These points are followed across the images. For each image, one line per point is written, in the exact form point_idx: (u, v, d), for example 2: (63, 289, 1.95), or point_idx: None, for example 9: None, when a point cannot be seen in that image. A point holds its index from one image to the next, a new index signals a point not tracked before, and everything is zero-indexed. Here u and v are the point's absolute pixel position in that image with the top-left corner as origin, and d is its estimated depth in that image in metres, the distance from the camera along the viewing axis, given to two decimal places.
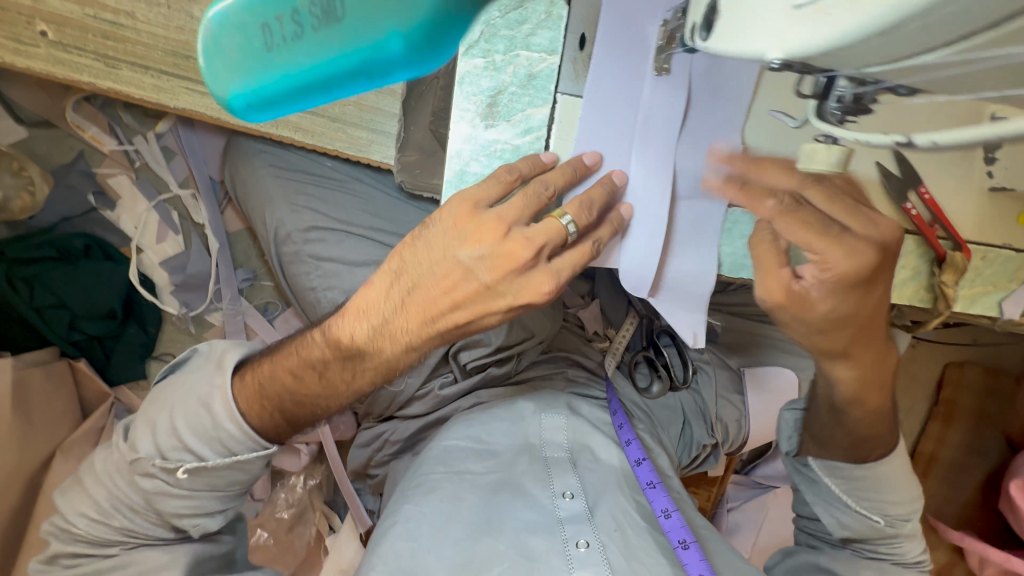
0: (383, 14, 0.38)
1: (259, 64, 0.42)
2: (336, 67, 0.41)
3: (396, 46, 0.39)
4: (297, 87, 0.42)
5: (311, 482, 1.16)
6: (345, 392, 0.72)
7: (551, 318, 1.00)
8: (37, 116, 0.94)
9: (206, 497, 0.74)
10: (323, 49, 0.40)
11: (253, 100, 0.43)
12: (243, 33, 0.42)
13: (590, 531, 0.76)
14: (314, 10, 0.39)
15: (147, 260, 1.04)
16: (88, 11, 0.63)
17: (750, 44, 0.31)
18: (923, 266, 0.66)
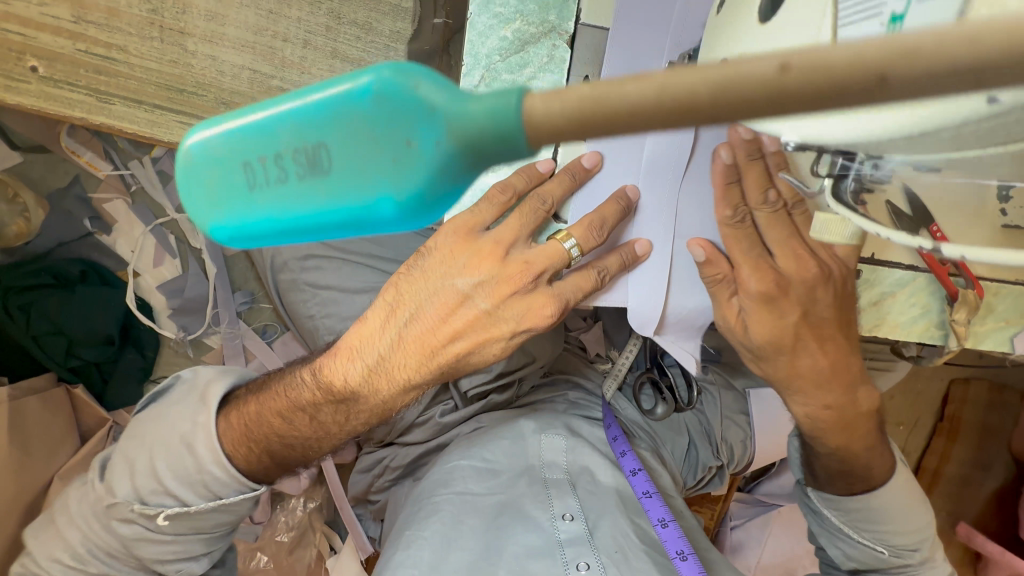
0: (380, 171, 0.27)
1: (239, 207, 0.31)
2: (323, 221, 0.30)
3: (387, 207, 0.28)
4: (281, 236, 0.32)
5: (311, 504, 1.15)
6: (337, 431, 0.70)
7: (552, 342, 0.99)
8: (31, 142, 0.93)
9: (191, 540, 0.72)
10: (304, 199, 0.29)
11: (239, 232, 0.33)
12: (224, 167, 0.31)
13: (590, 552, 0.74)
14: (300, 155, 0.28)
15: (144, 283, 1.03)
16: (79, 47, 0.62)
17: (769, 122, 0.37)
18: (934, 303, 0.65)
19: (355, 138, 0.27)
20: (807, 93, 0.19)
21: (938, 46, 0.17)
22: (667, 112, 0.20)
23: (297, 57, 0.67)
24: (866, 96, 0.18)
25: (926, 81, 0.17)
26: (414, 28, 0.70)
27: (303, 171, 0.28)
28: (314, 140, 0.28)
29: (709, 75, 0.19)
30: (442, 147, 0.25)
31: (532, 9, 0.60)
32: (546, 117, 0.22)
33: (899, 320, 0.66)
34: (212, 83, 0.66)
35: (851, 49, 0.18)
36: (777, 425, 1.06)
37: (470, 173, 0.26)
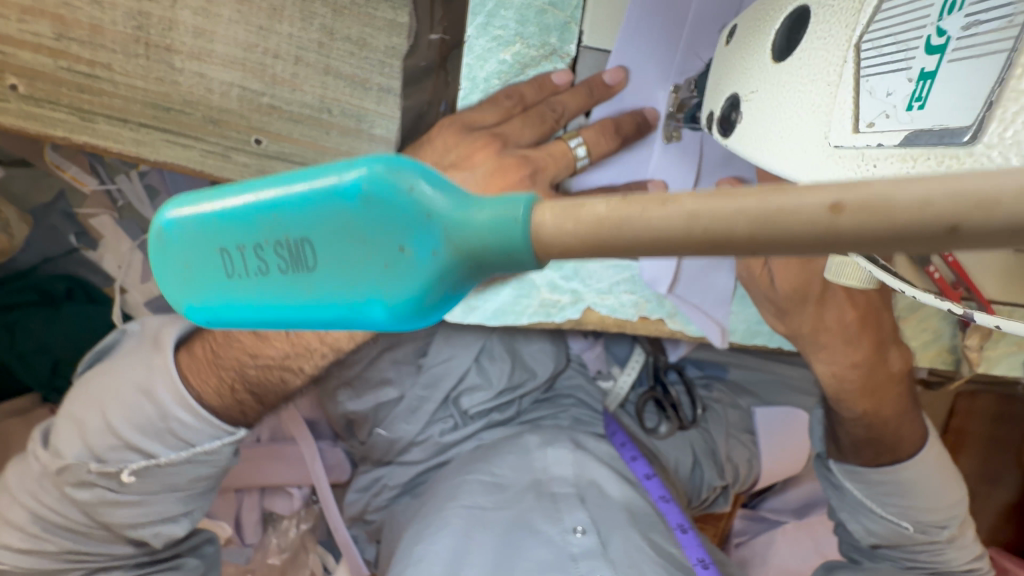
0: (371, 274, 0.26)
1: (211, 293, 0.30)
2: (306, 319, 0.29)
3: (379, 314, 0.27)
4: (255, 325, 0.30)
5: (303, 526, 1.11)
6: (317, 346, 0.69)
7: (554, 357, 0.97)
8: (15, 155, 0.89)
9: (166, 498, 0.70)
10: (296, 297, 0.28)
11: (214, 318, 0.31)
12: (198, 252, 0.30)
13: (606, 566, 0.69)
14: (283, 249, 0.28)
15: (131, 300, 0.99)
16: (59, 63, 0.59)
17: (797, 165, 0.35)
18: (946, 329, 0.63)
19: (341, 239, 0.26)
20: (868, 236, 0.18)
21: (1018, 203, 0.16)
22: (702, 244, 0.20)
23: (288, 74, 0.64)
24: (931, 245, 0.18)
25: (1004, 236, 0.17)
26: (410, 43, 0.66)
27: (298, 268, 0.28)
28: (297, 235, 0.27)
29: (752, 211, 0.19)
30: (440, 257, 0.25)
31: (533, 32, 0.64)
32: (558, 238, 0.23)
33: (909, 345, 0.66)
34: (201, 100, 0.63)
35: (916, 191, 0.17)
36: (785, 441, 1.04)
37: (470, 281, 0.26)
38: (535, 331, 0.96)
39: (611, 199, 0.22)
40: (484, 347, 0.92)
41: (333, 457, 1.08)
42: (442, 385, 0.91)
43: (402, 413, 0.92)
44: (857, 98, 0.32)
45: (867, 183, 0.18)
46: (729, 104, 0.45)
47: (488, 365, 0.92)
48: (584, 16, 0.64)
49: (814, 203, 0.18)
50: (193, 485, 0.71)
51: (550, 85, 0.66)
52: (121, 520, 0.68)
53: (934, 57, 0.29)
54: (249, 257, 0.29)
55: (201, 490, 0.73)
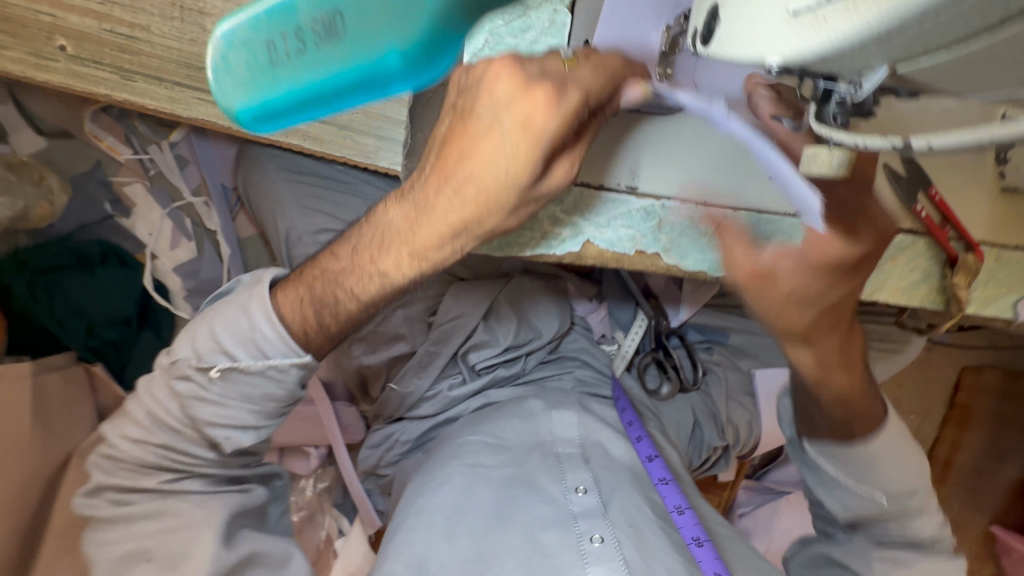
0: (385, 34, 0.44)
1: (267, 82, 0.45)
2: (335, 81, 0.45)
3: (393, 61, 0.46)
4: (298, 102, 0.46)
5: (320, 485, 1.16)
6: (374, 274, 0.62)
7: (560, 319, 1.01)
8: (57, 127, 0.96)
9: (238, 409, 0.66)
10: (325, 65, 0.44)
11: (260, 113, 0.46)
12: (248, 50, 0.44)
13: (605, 525, 0.75)
14: (317, 25, 0.43)
15: (161, 266, 1.06)
16: (104, 26, 0.65)
17: (750, 48, 0.34)
18: (934, 269, 0.65)
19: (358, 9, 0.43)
20: None
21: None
22: None
23: None
24: None
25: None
26: None
27: (321, 46, 0.44)
28: (328, 10, 0.42)
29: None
30: (432, 21, 0.46)
31: None
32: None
33: (899, 285, 0.66)
34: None
35: None
36: None
37: (448, 39, 0.48)
38: (541, 294, 1.00)
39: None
40: (493, 307, 0.96)
41: (349, 417, 1.13)
42: (452, 341, 0.95)
43: (414, 367, 0.97)
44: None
45: None
46: (708, 14, 0.39)
47: (495, 325, 0.96)
48: None
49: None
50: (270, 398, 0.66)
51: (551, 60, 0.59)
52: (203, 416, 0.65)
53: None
54: (285, 46, 0.44)
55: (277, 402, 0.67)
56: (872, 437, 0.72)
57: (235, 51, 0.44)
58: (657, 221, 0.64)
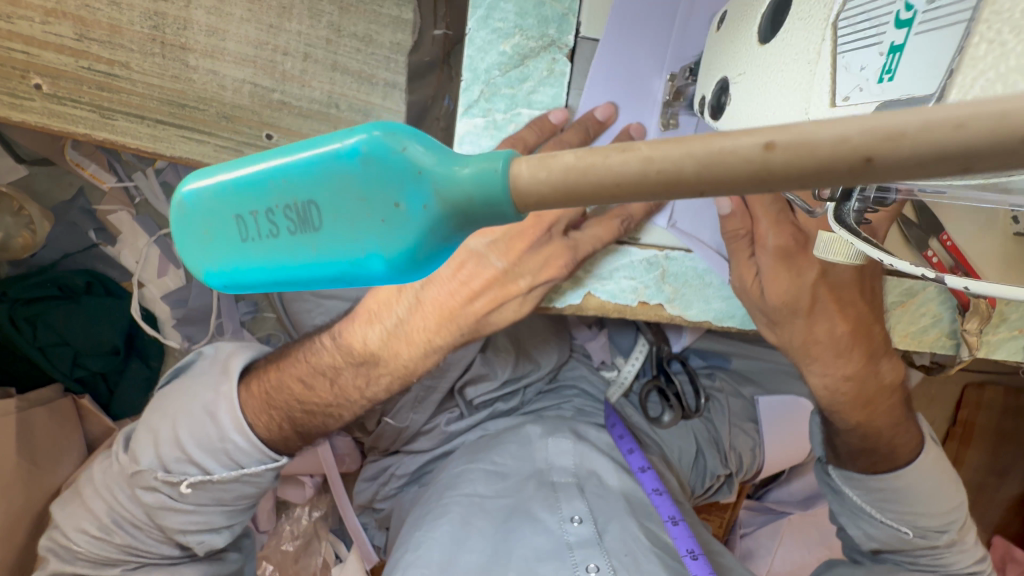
0: (371, 230, 0.26)
1: (230, 260, 0.29)
2: (314, 278, 0.28)
3: (379, 267, 0.27)
4: (271, 288, 0.30)
5: (316, 513, 1.14)
6: (358, 398, 0.69)
7: (558, 349, 0.99)
8: (37, 154, 0.93)
9: (213, 512, 0.71)
10: (294, 253, 0.28)
11: (232, 282, 0.31)
12: (217, 220, 0.29)
13: (601, 555, 0.71)
14: (291, 212, 0.27)
15: (148, 294, 1.03)
16: (81, 63, 0.62)
17: None
18: (945, 313, 0.65)
19: (344, 198, 0.26)
20: (797, 172, 0.19)
21: (922, 136, 0.17)
22: (660, 185, 0.21)
23: (297, 70, 0.67)
24: (851, 177, 0.19)
25: (913, 167, 0.18)
26: (414, 39, 0.71)
27: (293, 227, 0.27)
28: (303, 197, 0.27)
29: (697, 154, 0.20)
30: (433, 209, 0.25)
31: (532, 23, 0.60)
32: (532, 185, 0.23)
33: (907, 330, 0.66)
34: (214, 97, 0.66)
35: (837, 130, 0.18)
36: (788, 432, 1.04)
37: (464, 232, 0.26)
38: (539, 323, 0.99)
39: (580, 150, 0.22)
40: (490, 339, 0.93)
41: (344, 447, 1.11)
42: (448, 375, 0.92)
43: (409, 403, 0.95)
44: (833, 74, 0.33)
45: (800, 124, 0.19)
46: (719, 88, 0.47)
47: (493, 357, 0.94)
48: (582, 7, 0.61)
49: (848, 154, 0.18)
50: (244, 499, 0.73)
51: (547, 123, 0.61)
52: (181, 520, 0.69)
53: (902, 31, 0.29)
54: (257, 217, 0.28)
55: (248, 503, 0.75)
56: (894, 467, 0.73)
57: (203, 219, 0.30)
58: (660, 272, 0.62)
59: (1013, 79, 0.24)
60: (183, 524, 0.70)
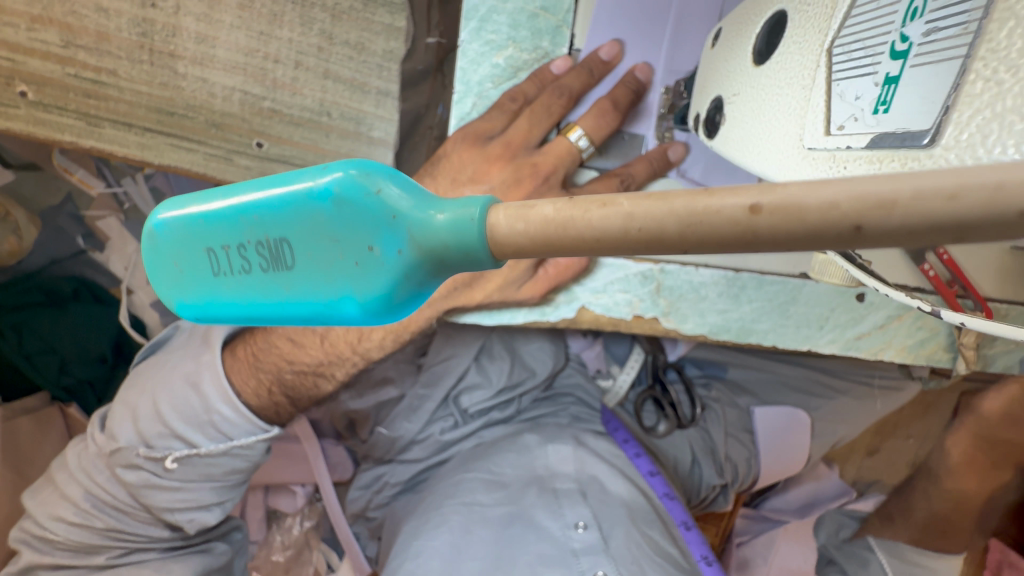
0: (344, 272, 0.25)
1: (202, 294, 0.29)
2: (286, 317, 0.28)
3: (353, 310, 0.26)
4: (245, 322, 0.29)
5: (307, 523, 1.12)
6: (350, 355, 0.68)
7: (554, 356, 0.95)
8: (25, 159, 0.90)
9: (203, 489, 0.70)
10: (266, 293, 0.27)
11: (204, 315, 0.30)
12: (188, 252, 0.29)
13: (608, 561, 0.70)
14: (263, 249, 0.27)
15: (137, 300, 1.01)
16: (67, 70, 0.61)
17: (771, 169, 0.37)
18: (941, 326, 0.62)
19: (316, 238, 0.25)
20: (779, 237, 0.19)
21: (913, 204, 0.17)
22: (640, 244, 0.21)
23: (288, 78, 0.66)
24: (840, 244, 0.18)
25: (902, 236, 0.17)
26: (407, 47, 0.69)
27: (264, 268, 0.27)
28: (275, 234, 0.26)
29: (679, 213, 0.19)
30: (408, 255, 0.24)
31: (525, 35, 0.60)
32: (513, 236, 0.22)
33: (905, 343, 0.62)
34: (203, 104, 0.65)
35: (825, 196, 0.18)
36: (787, 443, 1.02)
37: (440, 278, 0.25)
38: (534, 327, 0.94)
39: (559, 201, 0.22)
40: (484, 346, 0.91)
41: (336, 456, 1.09)
42: (443, 383, 0.90)
43: (403, 411, 0.91)
44: (828, 102, 0.32)
45: (784, 185, 0.19)
46: (713, 107, 0.47)
47: (487, 364, 0.92)
48: (575, 19, 0.60)
49: (838, 221, 0.18)
50: (237, 475, 0.71)
51: (547, 73, 0.60)
52: (169, 498, 0.68)
53: (897, 63, 0.29)
54: (229, 252, 0.27)
55: (240, 479, 0.73)
56: None
57: (173, 252, 0.29)
58: (655, 285, 0.57)
59: (1009, 120, 0.23)
60: (171, 502, 0.68)
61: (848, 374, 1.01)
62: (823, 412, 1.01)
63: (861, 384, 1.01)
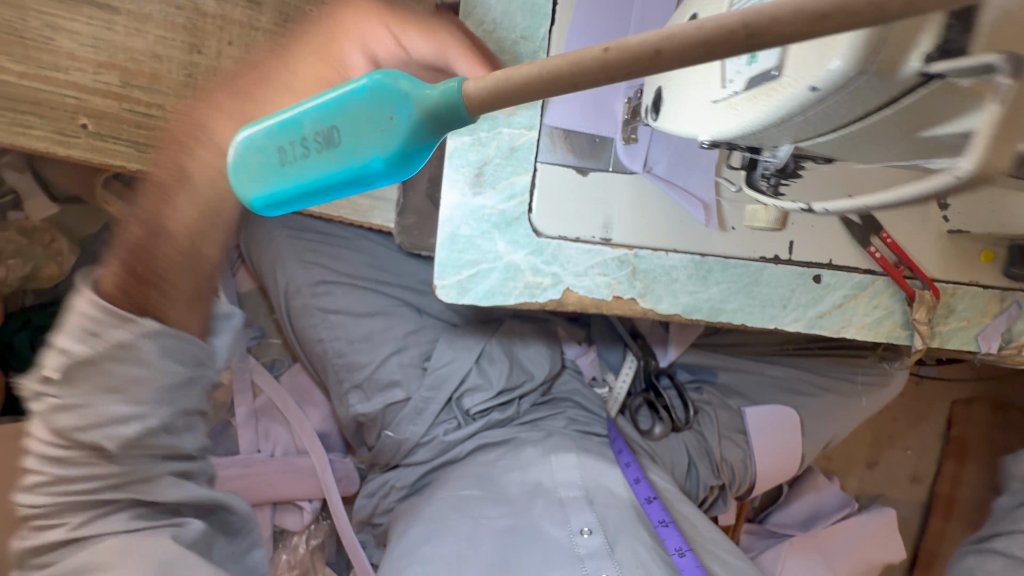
0: (374, 140, 0.33)
1: (271, 183, 0.37)
2: (335, 187, 0.35)
3: (379, 167, 0.34)
4: (307, 203, 0.37)
5: (313, 542, 1.15)
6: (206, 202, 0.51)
7: (551, 359, 1.00)
8: (70, 193, 1.02)
9: (104, 409, 0.55)
10: (318, 170, 0.35)
11: (273, 203, 0.38)
12: (261, 153, 0.37)
13: (611, 566, 0.75)
14: (318, 136, 0.34)
15: None
16: (124, 106, 0.72)
17: (690, 126, 0.47)
18: (895, 306, 0.68)
19: (355, 119, 0.33)
20: (627, 62, 0.26)
21: (691, 32, 0.25)
22: (543, 84, 0.28)
23: None
24: (650, 67, 0.26)
25: (690, 56, 0.25)
26: None
27: (317, 148, 0.35)
28: (326, 122, 0.34)
29: (563, 57, 0.27)
30: (416, 118, 0.32)
31: (509, 60, 0.70)
32: (478, 95, 0.30)
33: (864, 322, 0.68)
34: None
35: (647, 36, 0.25)
36: (778, 441, 1.04)
37: (441, 136, 0.33)
38: (528, 329, 0.99)
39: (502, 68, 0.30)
40: (484, 349, 0.96)
41: (343, 469, 1.12)
42: (445, 386, 0.94)
43: (408, 415, 0.94)
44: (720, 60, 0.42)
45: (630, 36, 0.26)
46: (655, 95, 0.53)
47: (488, 367, 0.96)
48: (550, 47, 0.70)
49: (644, 49, 0.25)
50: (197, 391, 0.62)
51: None
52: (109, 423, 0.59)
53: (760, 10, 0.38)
54: (291, 143, 0.36)
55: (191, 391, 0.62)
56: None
57: (247, 153, 0.37)
58: (631, 268, 0.62)
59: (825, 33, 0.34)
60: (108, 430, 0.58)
61: (830, 371, 1.06)
62: (810, 411, 1.05)
63: (845, 382, 1.05)
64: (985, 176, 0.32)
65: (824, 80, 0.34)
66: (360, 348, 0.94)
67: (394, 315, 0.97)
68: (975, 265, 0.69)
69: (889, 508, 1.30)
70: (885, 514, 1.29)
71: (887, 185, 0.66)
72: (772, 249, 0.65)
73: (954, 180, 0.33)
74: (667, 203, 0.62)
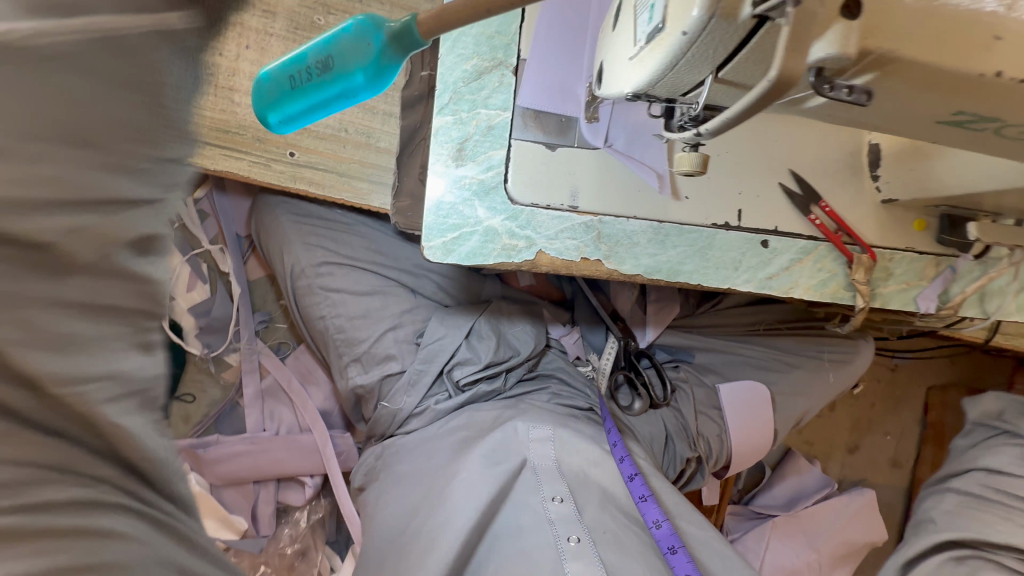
0: (356, 62, 0.43)
1: (283, 103, 0.48)
2: (331, 101, 0.46)
3: (361, 81, 0.44)
4: (313, 116, 0.48)
5: (314, 517, 1.21)
6: None
7: (535, 336, 1.07)
8: None
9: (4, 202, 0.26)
10: (318, 88, 0.45)
11: (287, 119, 0.49)
12: (274, 81, 0.47)
13: (581, 528, 0.78)
14: (316, 63, 0.45)
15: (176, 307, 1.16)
16: None
17: (618, 82, 0.55)
18: (838, 269, 0.75)
19: (342, 48, 0.43)
20: None
21: None
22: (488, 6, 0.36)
23: None
24: None
25: None
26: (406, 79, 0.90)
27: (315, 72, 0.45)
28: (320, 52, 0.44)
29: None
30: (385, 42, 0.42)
31: None
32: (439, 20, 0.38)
33: (810, 283, 0.75)
34: (251, 125, 0.86)
35: None
36: (751, 416, 1.10)
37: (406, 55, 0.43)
38: (514, 308, 1.07)
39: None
40: (474, 326, 1.03)
41: (344, 446, 1.18)
42: (437, 360, 1.01)
43: (402, 387, 1.02)
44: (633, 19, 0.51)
45: None
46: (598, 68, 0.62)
47: (476, 343, 1.03)
48: None
49: None
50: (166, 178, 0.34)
51: None
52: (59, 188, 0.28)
53: None
54: (295, 70, 0.46)
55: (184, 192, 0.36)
56: None
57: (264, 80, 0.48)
58: (597, 233, 0.71)
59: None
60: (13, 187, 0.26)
61: (800, 349, 1.13)
62: (782, 388, 1.11)
63: (813, 359, 1.12)
64: (788, 80, 0.40)
65: (690, 26, 0.43)
66: (360, 325, 1.03)
67: (391, 295, 1.05)
68: (911, 234, 0.77)
69: (870, 491, 1.32)
70: (865, 495, 1.31)
71: (824, 161, 0.75)
72: (723, 216, 0.74)
73: (767, 85, 0.40)
74: (625, 175, 0.72)
